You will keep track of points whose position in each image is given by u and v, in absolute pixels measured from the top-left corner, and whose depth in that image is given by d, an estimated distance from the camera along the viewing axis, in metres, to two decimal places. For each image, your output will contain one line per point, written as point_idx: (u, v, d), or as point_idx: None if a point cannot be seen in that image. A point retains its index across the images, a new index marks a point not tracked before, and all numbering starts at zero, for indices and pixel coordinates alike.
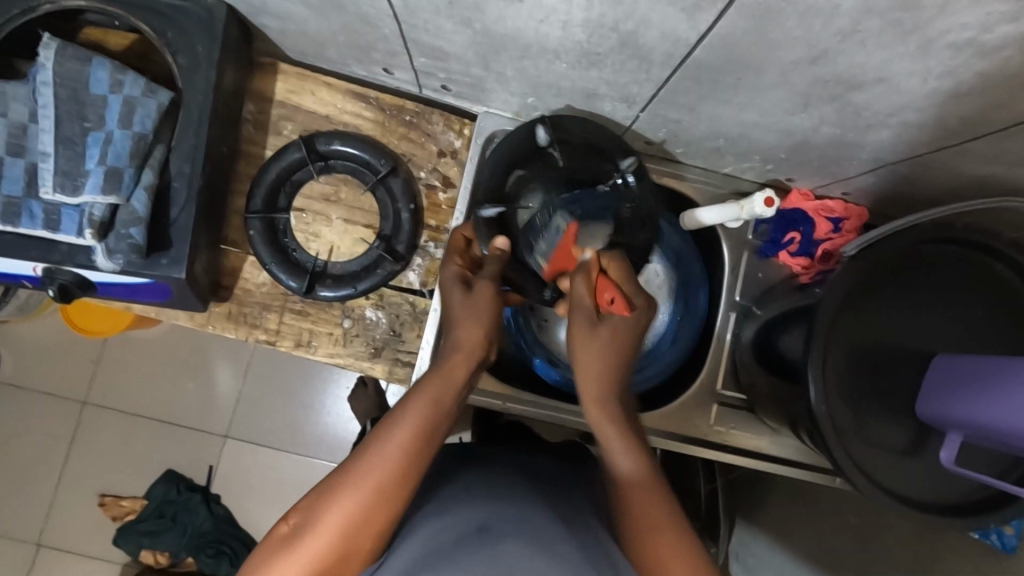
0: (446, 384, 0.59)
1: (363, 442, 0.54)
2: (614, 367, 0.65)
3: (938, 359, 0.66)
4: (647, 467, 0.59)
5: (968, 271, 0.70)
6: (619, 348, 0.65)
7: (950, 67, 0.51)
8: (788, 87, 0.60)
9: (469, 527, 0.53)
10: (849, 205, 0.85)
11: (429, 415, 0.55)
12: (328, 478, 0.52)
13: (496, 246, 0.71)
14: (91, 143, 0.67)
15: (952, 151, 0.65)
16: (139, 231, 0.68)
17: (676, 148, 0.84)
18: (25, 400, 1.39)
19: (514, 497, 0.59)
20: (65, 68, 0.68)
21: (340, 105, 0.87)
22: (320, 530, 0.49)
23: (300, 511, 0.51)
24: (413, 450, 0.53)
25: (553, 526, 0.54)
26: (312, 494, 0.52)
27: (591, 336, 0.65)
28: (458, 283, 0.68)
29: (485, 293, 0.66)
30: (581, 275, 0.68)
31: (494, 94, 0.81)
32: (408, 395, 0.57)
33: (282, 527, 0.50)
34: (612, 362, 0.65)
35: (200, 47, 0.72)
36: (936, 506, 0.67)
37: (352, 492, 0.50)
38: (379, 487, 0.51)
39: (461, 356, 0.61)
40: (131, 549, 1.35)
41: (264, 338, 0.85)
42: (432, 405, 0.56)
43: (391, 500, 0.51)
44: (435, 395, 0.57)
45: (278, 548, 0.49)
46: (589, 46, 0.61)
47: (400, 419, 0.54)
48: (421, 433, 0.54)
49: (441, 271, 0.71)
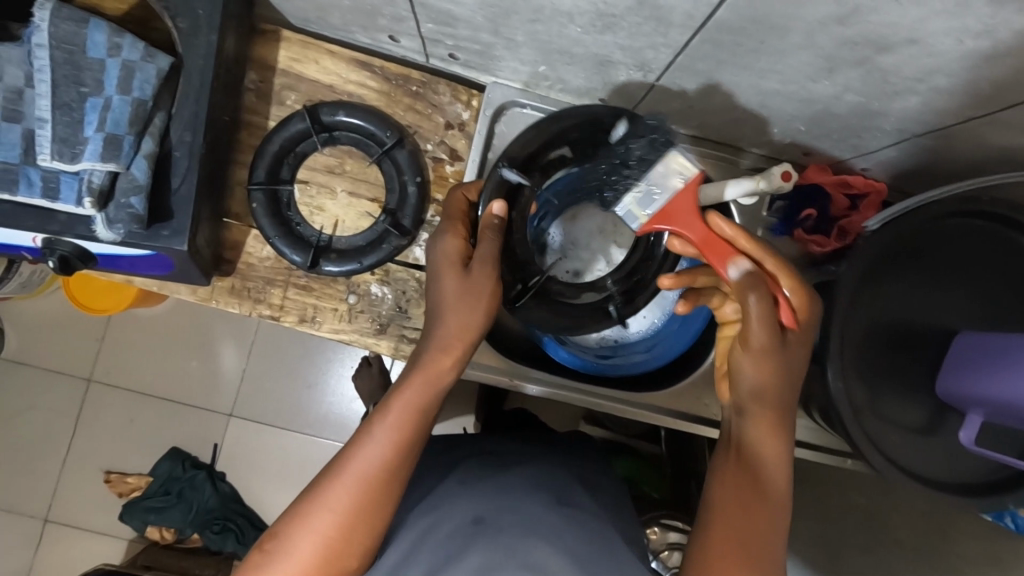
0: (427, 390, 0.57)
1: (333, 462, 0.54)
2: (788, 397, 0.58)
3: (960, 336, 0.64)
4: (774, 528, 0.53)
5: (994, 247, 0.68)
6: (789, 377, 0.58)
7: (988, 26, 0.49)
8: (813, 51, 0.58)
9: (464, 520, 0.56)
10: (870, 180, 0.81)
11: (408, 428, 0.55)
12: (298, 500, 0.53)
13: (490, 211, 0.65)
14: (90, 109, 0.66)
15: (981, 120, 0.62)
16: (139, 200, 0.66)
17: (691, 122, 0.81)
18: (30, 376, 1.39)
19: (507, 488, 0.62)
20: (61, 29, 0.65)
21: (345, 74, 0.84)
22: (294, 556, 0.50)
23: (273, 537, 0.52)
24: (386, 471, 0.54)
25: (544, 515, 0.57)
26: (283, 517, 0.53)
27: (768, 362, 0.57)
28: (455, 263, 0.64)
29: (482, 281, 0.62)
30: (757, 288, 0.56)
31: (503, 63, 0.79)
32: (384, 406, 0.56)
33: (256, 552, 0.52)
34: (785, 389, 0.58)
35: (201, 10, 0.70)
36: (955, 487, 0.65)
37: (325, 517, 0.51)
38: (353, 507, 0.52)
39: (446, 357, 0.59)
40: (138, 526, 1.35)
41: (267, 314, 0.84)
42: (413, 416, 0.56)
43: (367, 521, 0.53)
44: (412, 405, 0.56)
45: (252, 574, 0.50)
46: (605, 7, 0.59)
47: (372, 440, 0.54)
48: (394, 448, 0.54)
49: (440, 240, 0.66)
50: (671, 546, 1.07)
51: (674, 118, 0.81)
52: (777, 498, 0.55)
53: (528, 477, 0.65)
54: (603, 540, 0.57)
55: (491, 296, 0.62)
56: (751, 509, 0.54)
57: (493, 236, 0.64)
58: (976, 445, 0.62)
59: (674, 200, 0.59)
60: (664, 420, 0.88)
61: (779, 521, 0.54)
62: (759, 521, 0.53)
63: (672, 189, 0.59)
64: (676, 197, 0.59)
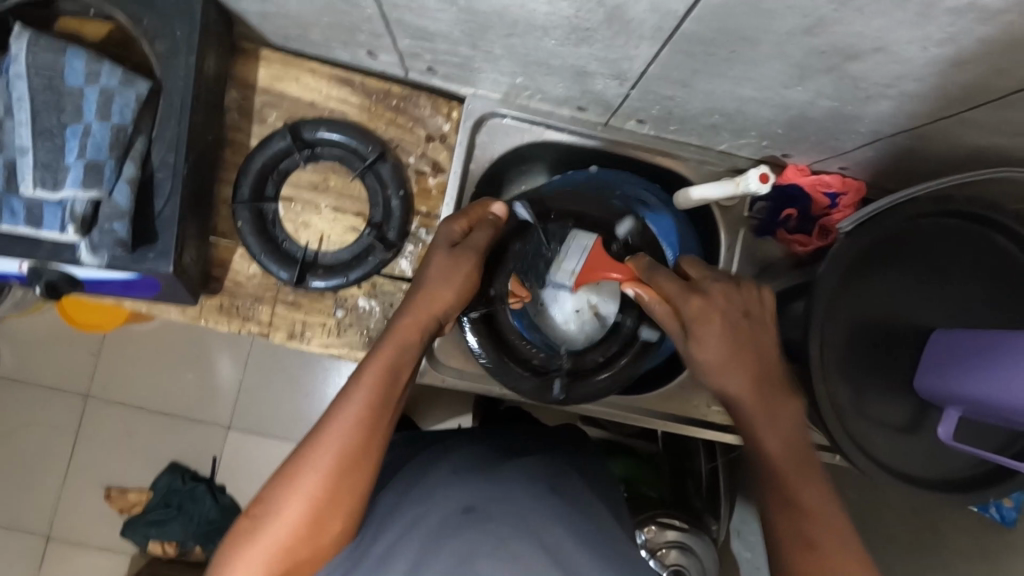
0: (394, 353, 0.62)
1: (317, 425, 0.57)
2: (749, 370, 0.62)
3: (936, 333, 0.65)
4: (813, 488, 0.56)
5: (968, 245, 0.69)
6: (740, 350, 0.63)
7: (950, 33, 0.50)
8: (782, 60, 0.59)
9: (455, 508, 0.56)
10: (846, 179, 0.83)
11: (381, 388, 0.59)
12: (282, 470, 0.55)
13: (491, 211, 0.75)
14: (70, 136, 0.66)
15: (951, 120, 0.63)
16: (122, 225, 0.67)
17: (670, 126, 0.82)
18: (27, 396, 1.39)
19: (498, 479, 0.62)
20: (39, 58, 0.66)
21: (326, 91, 0.85)
22: (283, 518, 0.53)
23: (259, 504, 0.54)
24: (362, 431, 0.56)
25: (535, 504, 0.58)
26: (268, 488, 0.55)
27: (702, 354, 0.63)
28: (447, 245, 0.71)
29: (466, 262, 0.70)
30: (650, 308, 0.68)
31: (482, 75, 0.79)
32: (359, 369, 0.60)
33: (243, 521, 0.54)
34: (741, 368, 0.62)
35: (179, 33, 0.70)
36: (936, 482, 0.66)
37: (310, 479, 0.54)
38: (337, 467, 0.54)
39: (411, 319, 0.65)
40: (139, 540, 1.35)
41: (256, 330, 0.85)
42: (383, 378, 0.59)
43: (353, 477, 0.55)
44: (384, 365, 0.60)
45: (242, 541, 0.52)
46: (577, 22, 0.60)
47: (349, 402, 0.57)
48: (372, 409, 0.57)
49: (438, 228, 0.74)
50: (669, 544, 1.04)
51: (653, 124, 0.82)
52: (802, 465, 0.58)
53: (521, 470, 0.65)
54: (589, 527, 0.58)
55: (469, 276, 0.70)
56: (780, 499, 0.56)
57: (488, 228, 0.73)
58: (955, 441, 0.63)
59: (590, 258, 0.77)
60: (657, 423, 0.89)
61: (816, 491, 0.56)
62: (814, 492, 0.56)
63: (583, 251, 0.78)
64: (589, 256, 0.77)
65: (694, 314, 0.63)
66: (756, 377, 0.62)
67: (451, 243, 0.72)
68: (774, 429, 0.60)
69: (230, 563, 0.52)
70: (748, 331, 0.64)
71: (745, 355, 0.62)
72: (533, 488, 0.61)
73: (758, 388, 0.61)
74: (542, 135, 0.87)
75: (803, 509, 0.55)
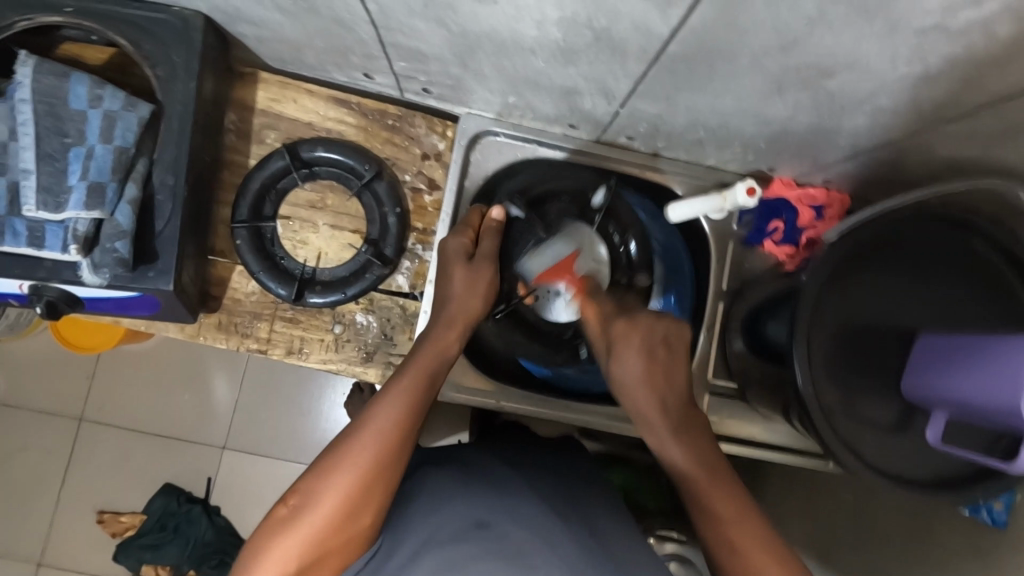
0: (431, 359, 0.65)
1: (356, 418, 0.58)
2: (664, 390, 0.67)
3: (922, 338, 0.67)
4: (733, 494, 0.58)
5: (948, 252, 0.71)
6: (651, 367, 0.68)
7: (917, 51, 0.52)
8: (763, 78, 0.61)
9: (466, 522, 0.56)
10: (831, 192, 0.86)
11: (418, 388, 0.61)
12: (321, 460, 0.56)
13: (492, 217, 0.81)
14: (72, 158, 0.67)
15: (926, 134, 0.66)
16: (123, 244, 0.68)
17: (658, 143, 0.85)
18: (20, 418, 1.38)
19: (507, 492, 0.62)
20: (43, 84, 0.68)
21: (323, 112, 0.87)
22: (322, 507, 0.53)
23: (297, 494, 0.54)
24: (399, 429, 0.58)
25: (541, 521, 0.57)
26: (307, 476, 0.55)
27: (628, 358, 0.70)
28: (464, 257, 0.76)
29: (483, 273, 0.76)
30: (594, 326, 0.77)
31: (475, 95, 0.82)
32: (400, 370, 0.63)
33: (279, 509, 0.54)
34: (656, 383, 0.68)
35: (179, 58, 0.72)
36: (929, 484, 0.68)
37: (351, 468, 0.54)
38: (380, 457, 0.56)
39: (451, 331, 0.70)
40: (133, 564, 1.34)
41: (255, 347, 0.85)
42: (426, 380, 0.63)
43: (391, 468, 0.56)
44: (424, 368, 0.64)
45: (279, 529, 0.52)
46: (565, 43, 0.62)
47: (388, 399, 0.59)
48: (414, 404, 0.60)
49: (448, 238, 0.78)
50: (669, 556, 1.02)
51: (642, 141, 0.85)
52: (712, 473, 0.60)
53: (529, 488, 0.64)
54: (597, 547, 0.58)
55: (488, 287, 0.76)
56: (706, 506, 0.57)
57: (492, 238, 0.79)
58: (943, 442, 0.65)
59: (560, 262, 0.90)
60: None
61: (737, 495, 0.58)
62: (732, 501, 0.57)
63: (558, 253, 0.90)
64: (560, 259, 0.90)
65: (619, 336, 0.72)
66: (668, 399, 0.67)
67: (465, 256, 0.77)
68: (681, 442, 0.63)
69: (265, 550, 0.51)
70: (665, 355, 0.70)
71: (659, 377, 0.68)
72: (538, 501, 0.61)
73: (669, 409, 0.66)
74: (534, 151, 0.89)
75: (719, 511, 0.56)
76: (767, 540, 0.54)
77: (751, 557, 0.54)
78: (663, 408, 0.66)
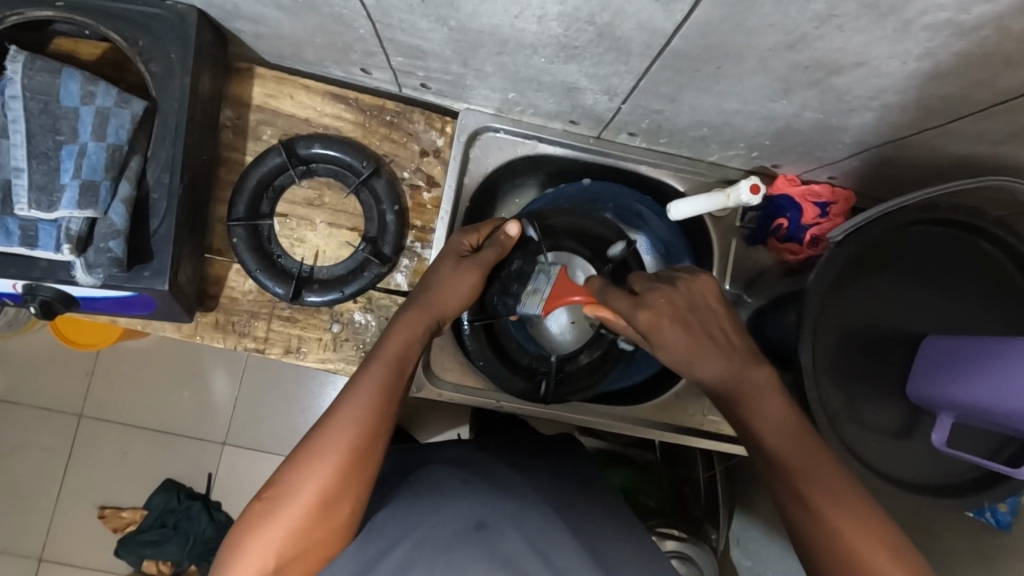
0: (400, 345, 0.63)
1: (326, 412, 0.57)
2: (720, 362, 0.61)
3: (927, 340, 0.66)
4: (826, 467, 0.54)
5: (955, 250, 0.70)
6: (700, 346, 0.61)
7: (928, 49, 0.51)
8: (768, 75, 0.60)
9: (466, 522, 0.56)
10: (836, 188, 0.83)
11: (389, 380, 0.60)
12: (295, 455, 0.55)
13: (508, 233, 0.75)
14: (66, 157, 0.66)
15: (935, 132, 0.65)
16: (118, 244, 0.67)
17: (661, 139, 0.83)
18: (20, 415, 1.38)
19: (510, 493, 0.61)
20: (35, 80, 0.66)
21: (319, 107, 0.86)
22: (298, 501, 0.52)
23: (272, 489, 0.53)
24: (369, 424, 0.56)
25: (543, 523, 0.57)
26: (281, 471, 0.54)
27: (666, 346, 0.62)
28: (458, 256, 0.74)
29: (472, 272, 0.72)
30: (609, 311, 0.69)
31: (475, 91, 0.80)
32: (368, 360, 0.61)
33: (256, 504, 0.53)
34: (707, 356, 0.61)
35: (174, 53, 0.71)
36: (931, 486, 0.67)
37: (324, 461, 0.53)
38: (352, 447, 0.55)
39: (420, 313, 0.68)
40: (134, 560, 1.34)
41: (252, 346, 0.85)
42: (392, 370, 0.61)
43: (365, 459, 0.55)
44: (391, 357, 0.62)
45: (255, 524, 0.52)
46: (567, 40, 0.61)
47: (357, 393, 0.58)
48: (384, 393, 0.59)
49: (451, 237, 0.76)
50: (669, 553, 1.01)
51: (645, 138, 0.84)
52: (798, 447, 0.56)
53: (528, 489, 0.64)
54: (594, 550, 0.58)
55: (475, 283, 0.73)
56: (796, 483, 0.54)
57: (500, 247, 0.75)
58: (949, 447, 0.64)
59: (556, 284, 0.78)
60: (653, 433, 0.89)
61: (825, 468, 0.54)
62: (824, 476, 0.54)
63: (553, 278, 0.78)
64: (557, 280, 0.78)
65: (648, 321, 0.62)
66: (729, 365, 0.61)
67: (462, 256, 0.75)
68: (752, 412, 0.59)
69: (240, 544, 0.51)
70: (701, 323, 0.62)
71: (709, 347, 0.61)
72: (540, 505, 0.61)
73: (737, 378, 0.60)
74: (535, 148, 0.88)
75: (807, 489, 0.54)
76: (860, 508, 0.52)
77: (843, 528, 0.51)
78: (723, 376, 0.61)
